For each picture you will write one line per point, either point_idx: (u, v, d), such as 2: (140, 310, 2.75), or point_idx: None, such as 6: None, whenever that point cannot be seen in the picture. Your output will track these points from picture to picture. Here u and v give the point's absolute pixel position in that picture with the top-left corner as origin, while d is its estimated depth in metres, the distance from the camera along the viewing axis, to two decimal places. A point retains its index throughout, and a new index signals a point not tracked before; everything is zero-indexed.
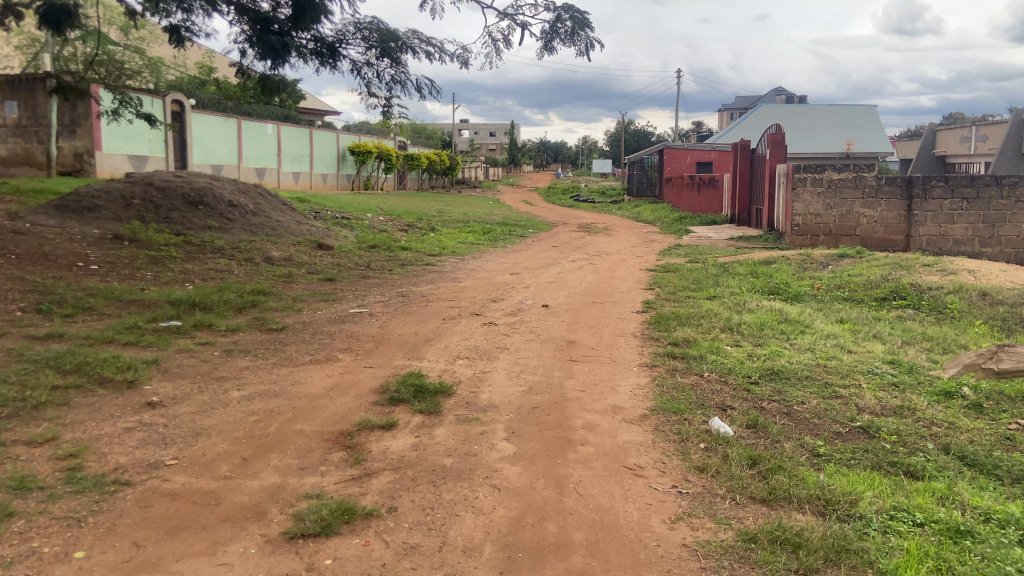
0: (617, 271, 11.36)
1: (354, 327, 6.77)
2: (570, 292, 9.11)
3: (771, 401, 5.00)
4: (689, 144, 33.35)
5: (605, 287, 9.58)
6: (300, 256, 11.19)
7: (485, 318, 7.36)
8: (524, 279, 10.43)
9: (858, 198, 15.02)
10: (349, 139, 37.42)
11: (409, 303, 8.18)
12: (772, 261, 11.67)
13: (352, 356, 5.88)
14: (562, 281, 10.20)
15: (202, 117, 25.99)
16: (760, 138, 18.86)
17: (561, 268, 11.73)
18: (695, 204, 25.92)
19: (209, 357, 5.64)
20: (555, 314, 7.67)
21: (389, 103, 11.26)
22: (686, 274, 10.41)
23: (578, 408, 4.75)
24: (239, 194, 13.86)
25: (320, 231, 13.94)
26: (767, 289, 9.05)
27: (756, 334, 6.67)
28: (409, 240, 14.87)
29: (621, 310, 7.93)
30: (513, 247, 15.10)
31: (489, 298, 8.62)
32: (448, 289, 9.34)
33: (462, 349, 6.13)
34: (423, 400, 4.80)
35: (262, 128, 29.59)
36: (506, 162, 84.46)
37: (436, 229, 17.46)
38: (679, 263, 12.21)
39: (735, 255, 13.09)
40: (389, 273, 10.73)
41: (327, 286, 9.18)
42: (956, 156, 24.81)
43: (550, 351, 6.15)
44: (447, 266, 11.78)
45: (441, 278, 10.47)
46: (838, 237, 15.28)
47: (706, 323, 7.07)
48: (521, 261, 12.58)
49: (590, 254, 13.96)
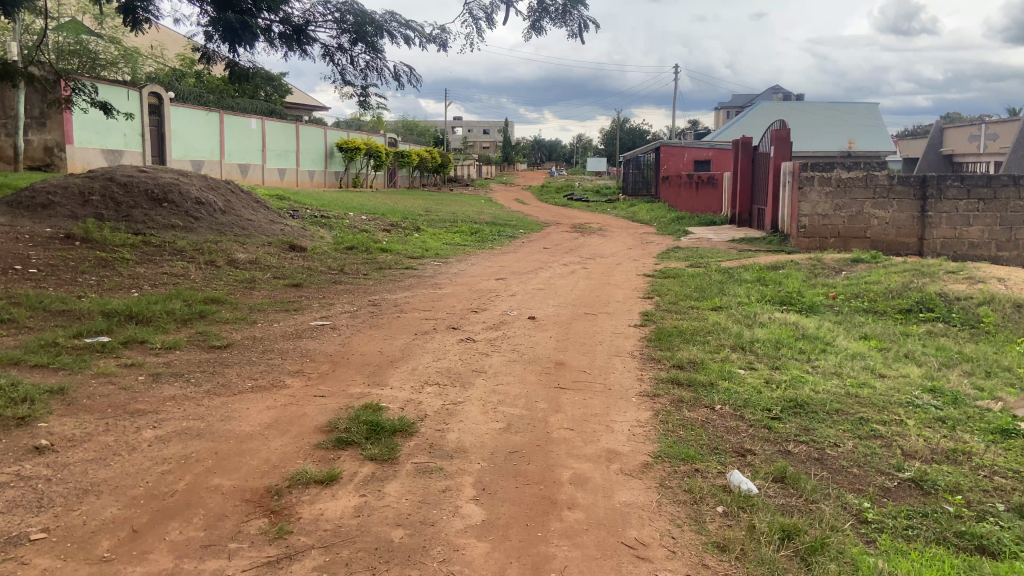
0: (612, 277, 10.52)
1: (313, 344, 5.91)
2: (560, 301, 8.26)
3: (798, 444, 4.18)
4: (686, 142, 32.60)
5: (600, 294, 8.74)
6: (268, 259, 10.32)
7: (464, 333, 6.51)
8: (511, 285, 9.59)
9: (869, 198, 14.26)
10: (338, 135, 36.51)
11: (380, 314, 7.33)
12: (780, 266, 10.87)
13: (302, 382, 5.01)
14: (553, 288, 9.35)
15: (181, 111, 25.09)
16: (763, 135, 18.08)
17: (552, 273, 10.89)
18: (692, 204, 25.15)
19: (130, 384, 4.75)
20: (542, 329, 6.81)
21: (366, 93, 10.46)
22: (688, 281, 9.59)
23: (565, 454, 3.89)
24: (209, 191, 12.95)
25: (294, 231, 13.07)
26: (778, 300, 8.22)
27: (771, 355, 5.85)
28: (391, 241, 14.02)
29: (617, 324, 7.07)
30: (502, 249, 14.26)
31: (471, 308, 7.78)
32: (427, 297, 8.49)
33: (433, 373, 5.27)
34: (377, 443, 3.93)
35: (245, 123, 28.69)
36: (499, 160, 83.62)
37: (421, 229, 16.59)
38: (679, 267, 11.40)
39: (738, 259, 12.29)
40: (363, 277, 9.87)
41: (292, 294, 8.30)
42: (965, 154, 24.27)
43: (535, 374, 5.31)
44: (430, 270, 10.92)
45: (420, 284, 9.60)
46: (848, 241, 14.52)
47: (715, 341, 6.24)
48: (510, 265, 11.73)
49: (584, 257, 13.12)
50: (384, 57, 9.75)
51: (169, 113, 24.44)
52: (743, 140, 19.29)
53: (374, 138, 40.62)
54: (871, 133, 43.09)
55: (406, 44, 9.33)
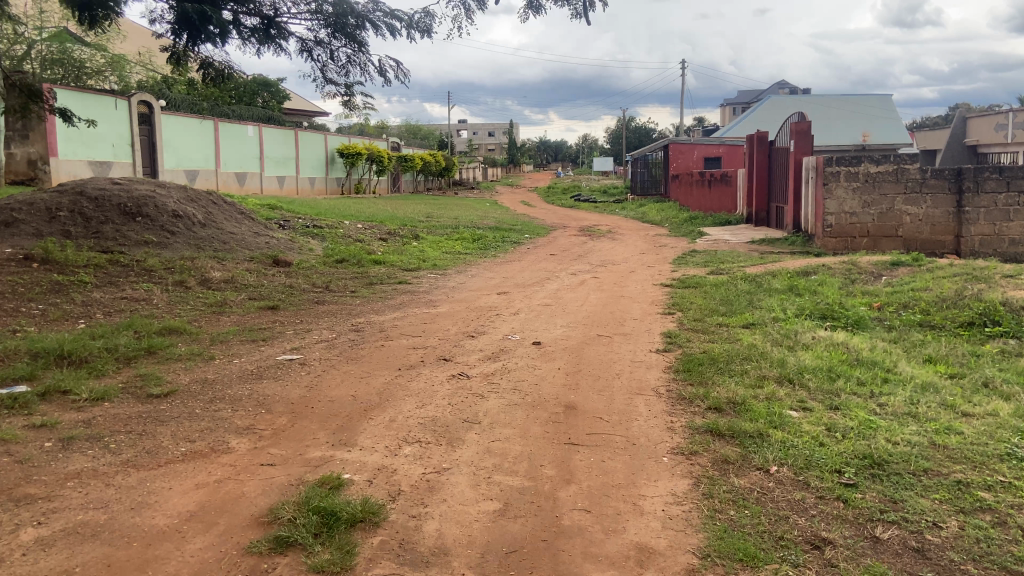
0: (626, 287, 9.49)
1: (274, 387, 4.91)
2: (570, 320, 7.24)
3: (886, 527, 3.17)
4: (696, 139, 31.62)
5: (614, 310, 7.73)
6: (245, 277, 9.34)
7: (456, 367, 5.50)
8: (514, 301, 8.60)
9: (900, 194, 13.24)
10: (338, 140, 35.60)
11: (361, 343, 6.32)
12: (812, 272, 9.82)
13: (249, 444, 4.01)
14: (561, 303, 8.34)
15: (172, 119, 24.20)
16: (782, 128, 17.03)
17: (559, 284, 9.89)
18: (705, 203, 24.09)
19: (29, 456, 3.76)
20: (549, 357, 5.78)
21: (351, 92, 9.51)
22: (712, 292, 8.58)
23: (579, 556, 2.88)
24: (187, 203, 11.96)
25: (281, 244, 12.11)
26: (818, 313, 7.18)
27: (826, 392, 4.84)
28: (387, 251, 13.06)
29: (638, 349, 6.05)
30: (506, 257, 13.28)
31: (467, 332, 6.76)
32: (419, 318, 7.49)
33: (415, 425, 4.27)
34: (328, 543, 2.94)
35: (241, 131, 27.80)
36: (505, 162, 82.70)
37: (420, 237, 15.60)
38: (699, 274, 10.38)
39: (762, 264, 11.22)
40: (350, 295, 8.91)
41: (265, 319, 7.31)
42: (991, 145, 23.13)
43: (541, 424, 4.29)
44: (426, 284, 9.91)
45: (414, 301, 8.60)
46: (878, 240, 13.47)
47: (756, 372, 5.22)
48: (513, 276, 10.71)
49: (595, 265, 12.09)
50: (367, 51, 8.79)
51: (160, 122, 23.57)
52: (759, 135, 18.25)
53: (376, 142, 39.68)
54: (884, 126, 42.02)
55: (391, 35, 8.36)
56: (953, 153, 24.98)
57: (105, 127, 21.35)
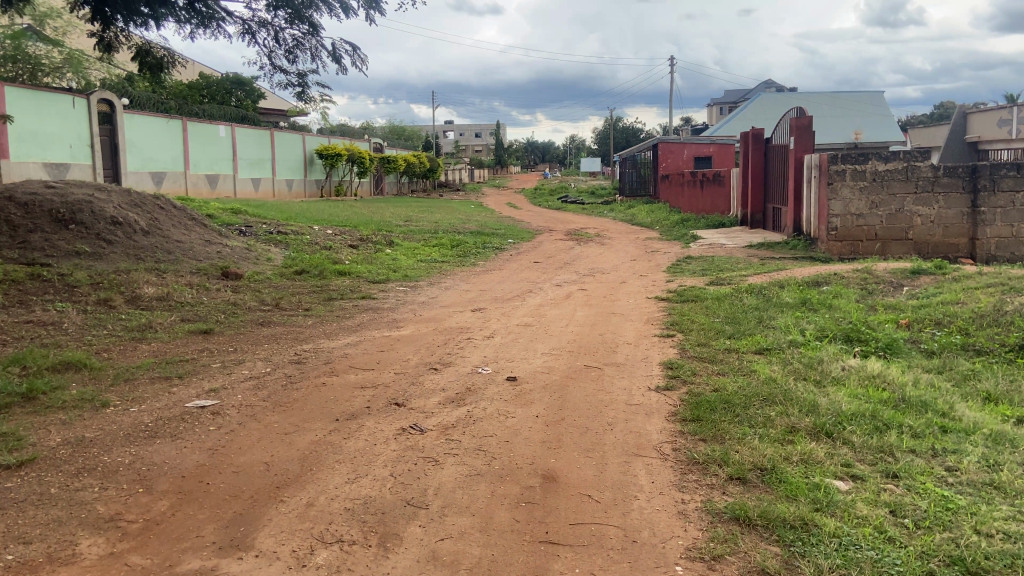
0: (618, 302, 8.43)
1: (167, 454, 3.81)
2: (553, 346, 6.16)
3: None
4: (685, 138, 30.67)
5: (603, 332, 6.67)
6: (184, 293, 8.22)
7: (407, 415, 4.39)
8: (488, 319, 7.54)
9: (910, 193, 12.26)
10: (317, 141, 34.40)
11: (298, 380, 5.21)
12: (823, 282, 8.79)
13: (105, 552, 2.91)
14: (543, 323, 7.27)
15: (137, 119, 22.99)
16: (780, 124, 16.03)
17: (540, 298, 8.83)
18: (696, 204, 23.09)
19: None
20: (525, 400, 4.69)
21: (304, 82, 8.42)
22: (714, 307, 7.54)
23: None
24: (130, 209, 10.78)
25: (236, 253, 10.98)
26: (843, 335, 6.13)
27: (876, 452, 3.78)
28: (354, 260, 11.94)
29: (634, 386, 4.97)
30: (485, 265, 12.21)
31: (430, 362, 5.67)
32: (376, 344, 6.39)
33: (340, 514, 3.18)
34: None
35: (212, 131, 26.58)
36: (492, 163, 81.67)
37: (395, 243, 14.49)
38: (697, 285, 9.35)
39: (766, 272, 10.22)
40: (302, 313, 7.81)
41: (192, 347, 6.18)
42: (992, 141, 22.30)
43: (507, 508, 3.21)
44: (392, 299, 8.82)
45: (374, 321, 7.50)
46: (887, 244, 12.48)
47: (783, 420, 4.16)
48: (491, 288, 9.64)
49: (582, 274, 11.03)
50: (319, 33, 7.70)
51: (122, 122, 22.36)
52: (754, 132, 17.25)
53: (357, 143, 38.48)
54: (876, 123, 41.30)
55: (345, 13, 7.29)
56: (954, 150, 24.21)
57: (61, 128, 20.10)
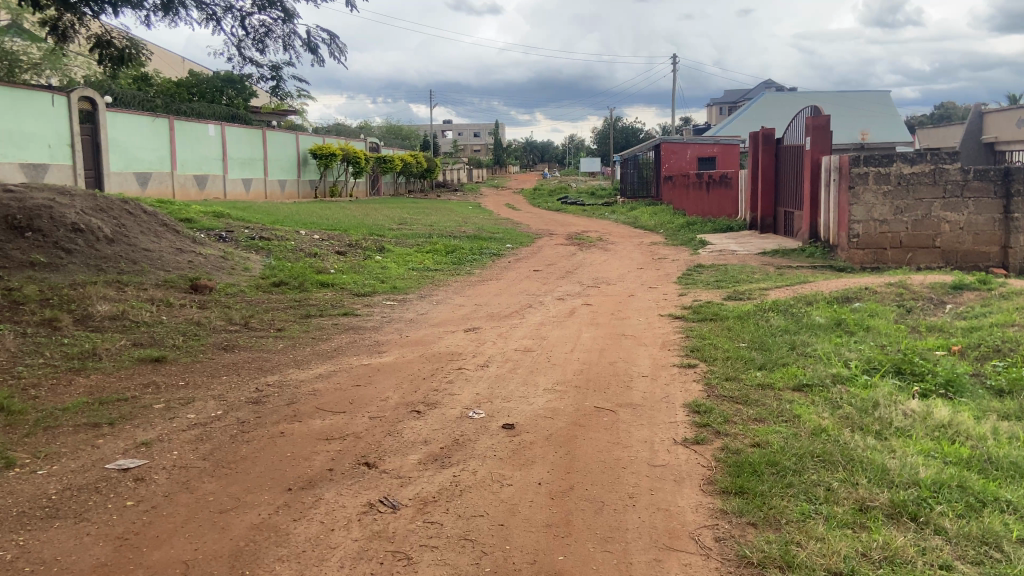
0: (628, 320, 7.58)
1: (61, 548, 2.94)
2: (557, 380, 5.30)
3: None
4: (689, 138, 29.84)
5: (613, 362, 5.81)
6: (143, 310, 7.34)
7: (376, 482, 3.53)
8: (482, 342, 6.68)
9: (938, 198, 11.48)
10: (311, 141, 33.53)
11: (252, 427, 4.34)
12: (855, 298, 7.97)
13: None
14: (545, 347, 6.39)
15: (120, 117, 22.10)
16: (793, 123, 15.19)
17: (541, 314, 7.98)
18: (701, 207, 22.25)
19: None
20: (524, 459, 3.82)
21: (277, 75, 7.57)
22: (738, 330, 6.70)
23: None
24: (94, 214, 9.87)
25: (210, 261, 10.11)
26: (894, 368, 5.28)
27: (980, 546, 2.91)
28: (340, 269, 11.10)
29: (657, 437, 4.10)
30: (480, 275, 11.36)
31: (413, 402, 4.81)
32: (352, 375, 5.52)
33: None
34: None
35: (201, 130, 25.69)
36: (490, 163, 80.75)
37: (386, 249, 13.62)
38: (713, 299, 8.49)
39: (786, 284, 9.38)
40: (273, 335, 6.93)
41: (137, 383, 5.30)
42: (1009, 142, 21.51)
43: None
44: (376, 316, 7.95)
45: (353, 345, 6.62)
46: (913, 252, 11.64)
47: (849, 494, 3.31)
48: (487, 302, 8.78)
49: (587, 285, 10.15)
50: (292, 21, 6.84)
51: (105, 120, 21.48)
52: (765, 132, 16.40)
53: (352, 142, 37.57)
54: (883, 123, 40.53)
55: None
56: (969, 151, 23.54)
57: (40, 126, 19.22)
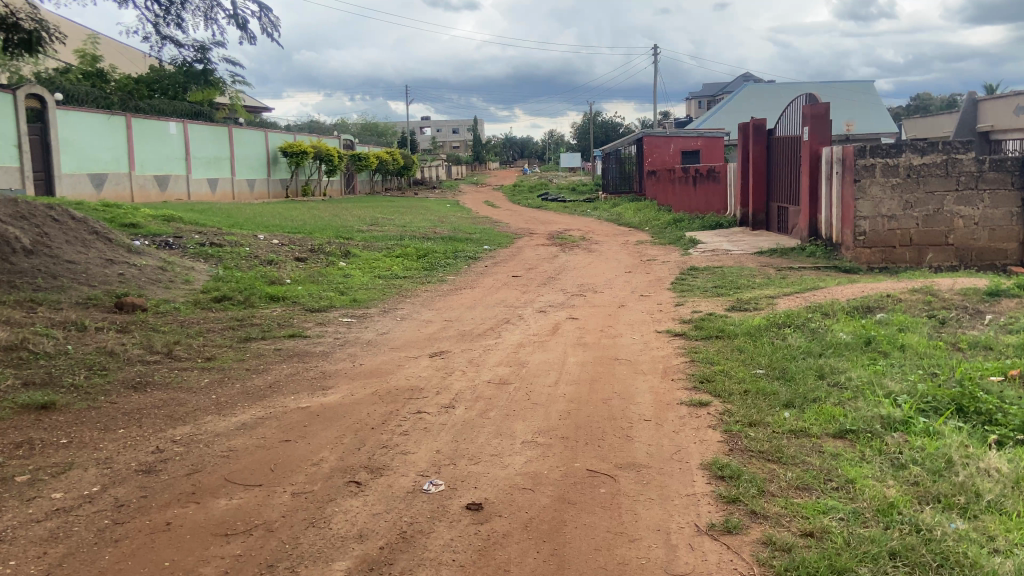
0: (621, 339, 6.51)
1: None
2: (538, 428, 4.24)
3: None
4: (672, 131, 28.88)
5: (607, 399, 4.75)
6: (48, 337, 6.18)
7: None
8: (449, 371, 5.60)
9: (951, 191, 10.56)
10: (281, 139, 32.22)
11: (130, 516, 3.28)
12: (878, 308, 6.97)
13: None
14: (525, 378, 5.31)
15: (72, 115, 20.77)
16: (789, 112, 14.19)
17: (519, 332, 6.91)
18: (688, 202, 21.28)
19: None
20: (494, 567, 2.76)
21: (205, 57, 6.47)
22: (752, 352, 5.67)
23: None
24: (12, 221, 8.67)
25: (146, 274, 8.96)
26: (956, 408, 4.25)
27: None
28: (297, 278, 9.98)
29: (673, 524, 3.06)
30: (453, 282, 10.27)
31: (352, 468, 3.74)
32: (283, 424, 4.44)
33: None
34: None
35: (161, 127, 24.35)
36: (470, 159, 79.54)
37: (351, 253, 12.51)
38: (715, 310, 7.47)
39: (794, 290, 8.39)
40: (198, 367, 5.81)
41: (3, 443, 4.17)
42: (1005, 131, 20.79)
43: None
44: (328, 338, 6.86)
45: (293, 378, 5.52)
46: (924, 251, 10.70)
47: None
48: (458, 317, 7.72)
49: (571, 293, 9.11)
50: None
51: (56, 118, 20.14)
52: (756, 123, 15.42)
53: (325, 140, 36.27)
54: (867, 114, 39.81)
55: None
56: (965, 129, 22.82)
57: None
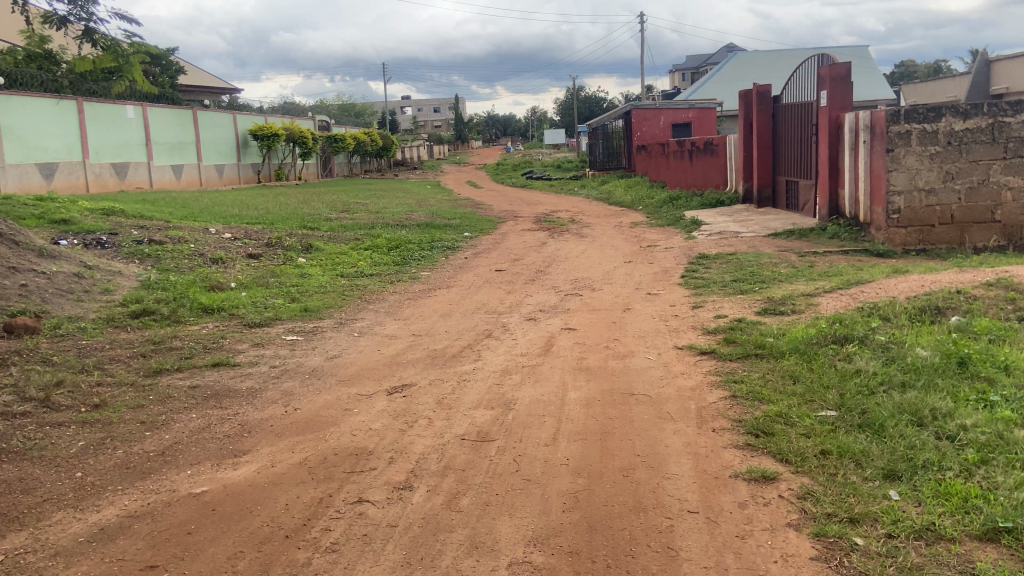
0: (634, 360, 5.10)
1: None
2: (534, 533, 2.83)
3: None
4: (662, 103, 27.41)
5: (629, 470, 3.33)
6: None
7: None
8: (409, 419, 4.17)
9: (997, 160, 9.20)
10: (251, 121, 30.53)
11: None
12: (951, 308, 5.60)
13: None
14: (513, 432, 3.89)
15: (16, 101, 18.99)
16: (799, 75, 12.73)
17: (504, 352, 5.49)
18: (683, 178, 19.87)
19: None
20: None
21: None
22: (814, 383, 4.28)
23: None
24: None
25: (56, 283, 7.44)
26: None
27: None
28: (243, 279, 8.51)
29: None
30: (426, 280, 8.84)
31: None
32: (156, 530, 2.99)
33: None
34: None
35: (117, 111, 22.60)
36: (452, 139, 77.67)
37: (314, 246, 11.04)
38: (744, 315, 6.08)
39: (831, 282, 7.02)
40: (73, 423, 4.30)
41: None
42: (1020, 92, 19.54)
43: None
44: (263, 367, 5.40)
45: (198, 436, 4.05)
46: (966, 229, 9.36)
47: None
48: (429, 330, 6.30)
49: (565, 292, 7.69)
50: None
51: None
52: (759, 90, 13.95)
53: (298, 121, 34.58)
54: (862, 81, 38.38)
55: None
56: (975, 91, 21.54)
57: None
